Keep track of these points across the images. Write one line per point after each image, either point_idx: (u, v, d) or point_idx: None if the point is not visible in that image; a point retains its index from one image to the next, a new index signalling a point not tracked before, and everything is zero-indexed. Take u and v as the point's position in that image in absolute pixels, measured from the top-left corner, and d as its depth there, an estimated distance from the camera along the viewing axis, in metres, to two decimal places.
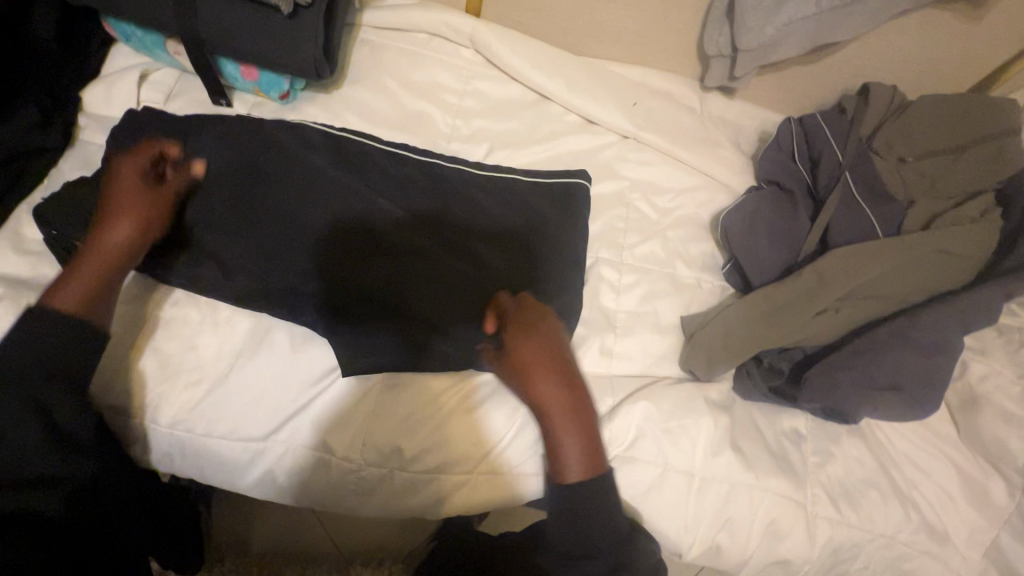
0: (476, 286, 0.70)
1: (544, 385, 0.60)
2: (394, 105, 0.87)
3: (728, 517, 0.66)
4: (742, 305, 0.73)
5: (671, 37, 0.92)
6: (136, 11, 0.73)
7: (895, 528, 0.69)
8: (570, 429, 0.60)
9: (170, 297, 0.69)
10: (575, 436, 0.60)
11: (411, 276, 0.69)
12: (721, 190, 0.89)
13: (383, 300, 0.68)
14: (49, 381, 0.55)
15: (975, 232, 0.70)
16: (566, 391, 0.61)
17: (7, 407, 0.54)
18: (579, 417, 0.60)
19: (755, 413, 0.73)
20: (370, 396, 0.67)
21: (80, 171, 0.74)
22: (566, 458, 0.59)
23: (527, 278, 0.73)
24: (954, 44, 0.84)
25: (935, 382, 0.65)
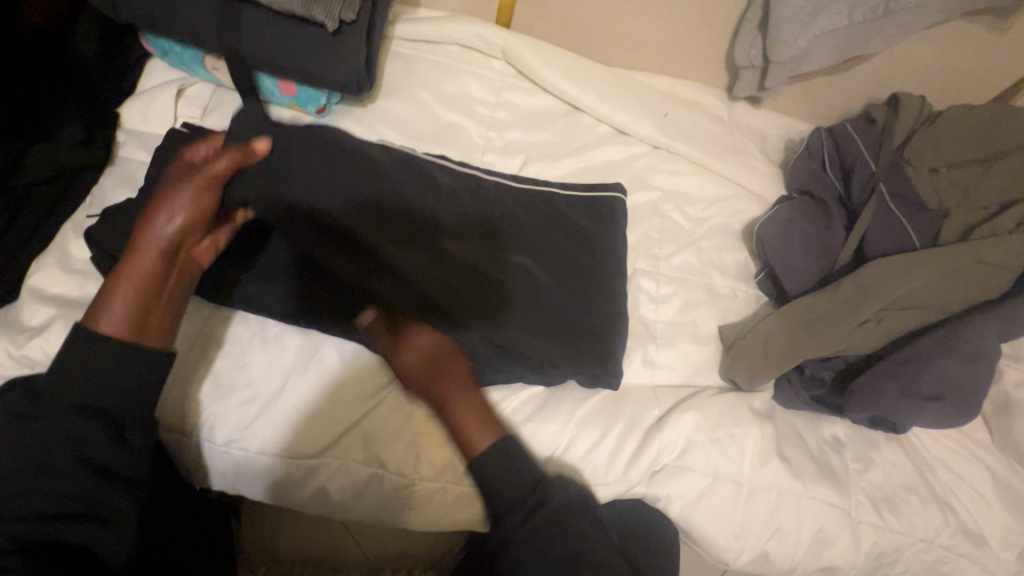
0: (473, 284, 0.70)
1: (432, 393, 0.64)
2: (428, 118, 0.88)
3: (776, 524, 0.67)
4: (783, 316, 0.74)
5: (701, 48, 0.93)
6: (178, 27, 0.73)
7: (934, 533, 0.71)
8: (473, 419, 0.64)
9: (219, 315, 0.69)
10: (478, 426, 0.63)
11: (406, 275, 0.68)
12: (752, 199, 0.91)
13: (395, 298, 0.66)
14: (86, 411, 0.54)
15: (1019, 242, 0.70)
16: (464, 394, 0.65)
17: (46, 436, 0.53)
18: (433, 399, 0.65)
19: (797, 420, 0.74)
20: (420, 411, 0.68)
21: (123, 188, 0.74)
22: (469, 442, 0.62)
23: (553, 283, 0.73)
24: (980, 55, 0.86)
25: (975, 390, 0.67)
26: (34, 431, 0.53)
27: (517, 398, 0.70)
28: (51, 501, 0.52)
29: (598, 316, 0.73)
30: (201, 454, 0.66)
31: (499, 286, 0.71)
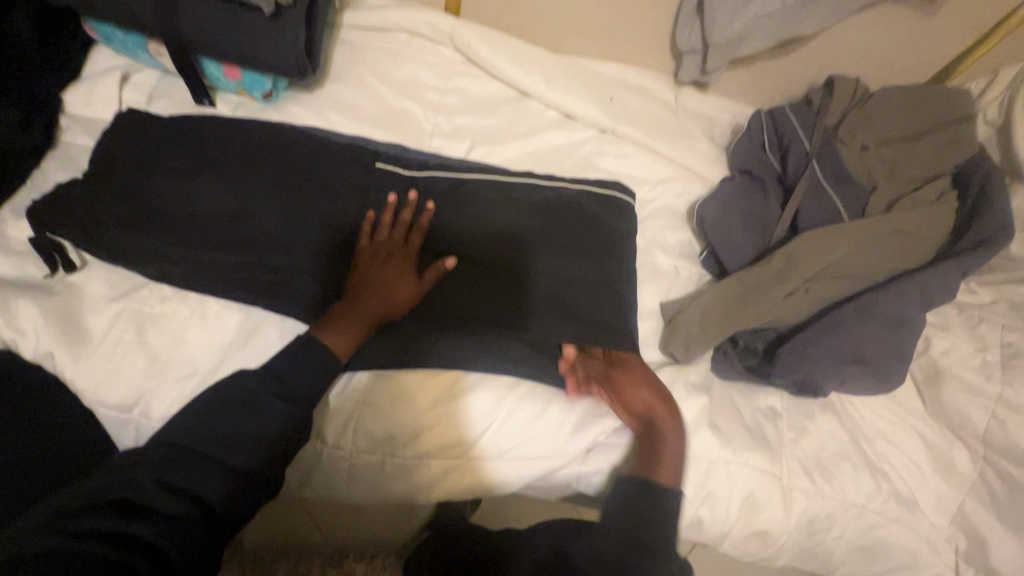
0: (479, 279, 0.74)
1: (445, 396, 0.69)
2: (377, 104, 0.89)
3: (709, 491, 0.69)
4: (718, 288, 0.76)
5: (646, 33, 0.95)
6: (117, 12, 0.74)
7: (866, 498, 0.73)
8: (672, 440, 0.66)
9: (158, 294, 0.69)
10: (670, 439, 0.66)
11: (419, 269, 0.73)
12: (697, 180, 0.92)
13: None
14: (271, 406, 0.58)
15: (933, 214, 0.75)
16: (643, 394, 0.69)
17: (250, 422, 0.57)
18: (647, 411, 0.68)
19: (733, 392, 0.76)
20: (355, 390, 0.68)
21: (66, 172, 0.74)
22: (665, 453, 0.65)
23: (515, 270, 0.75)
24: (911, 38, 0.89)
25: (896, 355, 0.70)
26: (219, 410, 0.58)
27: (487, 384, 0.70)
28: (209, 474, 0.54)
29: (586, 284, 0.75)
30: (137, 436, 0.64)
31: (504, 276, 0.74)
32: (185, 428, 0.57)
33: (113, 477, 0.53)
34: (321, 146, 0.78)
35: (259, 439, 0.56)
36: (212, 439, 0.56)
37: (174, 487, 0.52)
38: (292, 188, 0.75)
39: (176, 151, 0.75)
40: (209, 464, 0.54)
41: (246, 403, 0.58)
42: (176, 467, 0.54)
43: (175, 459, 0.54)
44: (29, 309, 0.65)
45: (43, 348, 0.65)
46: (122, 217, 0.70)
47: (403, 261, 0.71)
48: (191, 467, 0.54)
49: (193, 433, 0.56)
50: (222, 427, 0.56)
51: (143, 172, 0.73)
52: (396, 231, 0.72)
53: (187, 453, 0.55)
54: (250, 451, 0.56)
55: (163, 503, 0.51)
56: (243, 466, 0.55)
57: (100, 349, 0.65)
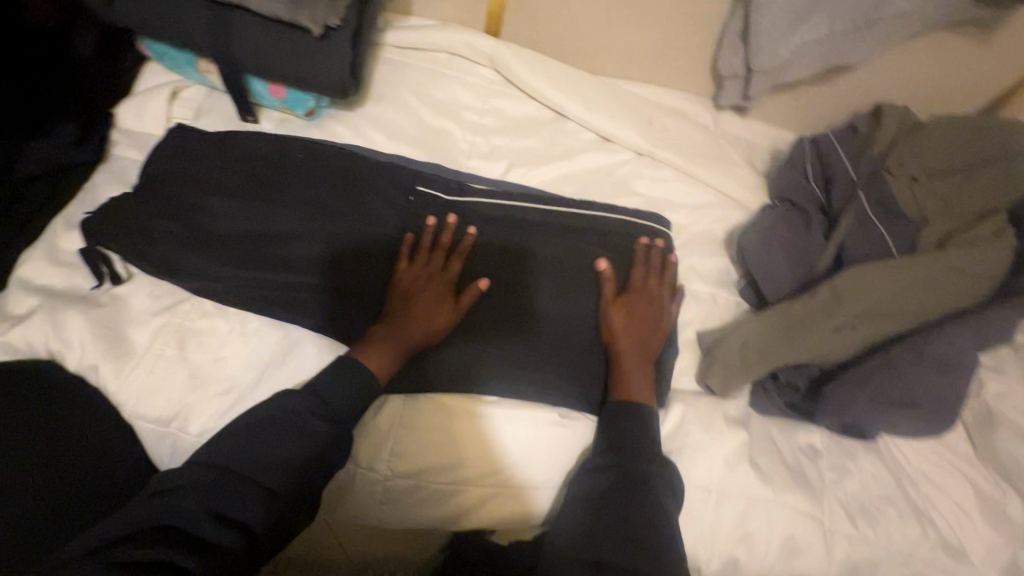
0: (515, 304, 0.73)
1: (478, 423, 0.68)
2: (415, 123, 0.90)
3: (746, 531, 0.67)
4: (760, 322, 0.74)
5: (687, 57, 0.94)
6: (170, 32, 0.76)
7: (912, 546, 0.70)
8: (639, 368, 0.70)
9: (199, 309, 0.70)
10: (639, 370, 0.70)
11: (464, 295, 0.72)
12: (736, 207, 0.91)
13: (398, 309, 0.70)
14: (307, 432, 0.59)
15: (991, 252, 0.71)
16: (634, 311, 0.73)
17: (287, 446, 0.57)
18: (634, 320, 0.72)
19: (771, 428, 0.74)
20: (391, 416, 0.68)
21: (115, 186, 0.76)
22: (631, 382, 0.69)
23: (552, 295, 0.74)
24: (964, 66, 0.86)
25: (949, 399, 0.67)
26: (257, 434, 0.58)
27: (523, 413, 0.69)
28: (248, 499, 0.54)
29: (623, 312, 0.74)
30: (174, 450, 0.65)
31: (542, 303, 0.73)
32: (221, 450, 0.57)
33: (158, 501, 0.53)
34: (362, 165, 0.79)
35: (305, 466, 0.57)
36: (250, 463, 0.56)
37: (213, 511, 0.52)
38: (333, 207, 0.75)
39: (221, 168, 0.77)
40: (257, 489, 0.55)
41: (284, 423, 0.58)
42: (224, 493, 0.54)
43: (218, 488, 0.54)
44: (75, 320, 0.66)
45: (88, 360, 0.66)
46: (168, 232, 0.71)
47: (443, 286, 0.70)
48: (235, 493, 0.54)
49: (229, 455, 0.56)
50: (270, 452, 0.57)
51: (189, 189, 0.74)
52: (437, 255, 0.72)
53: (225, 476, 0.55)
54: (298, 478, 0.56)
55: (204, 527, 0.51)
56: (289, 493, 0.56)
57: (141, 363, 0.66)
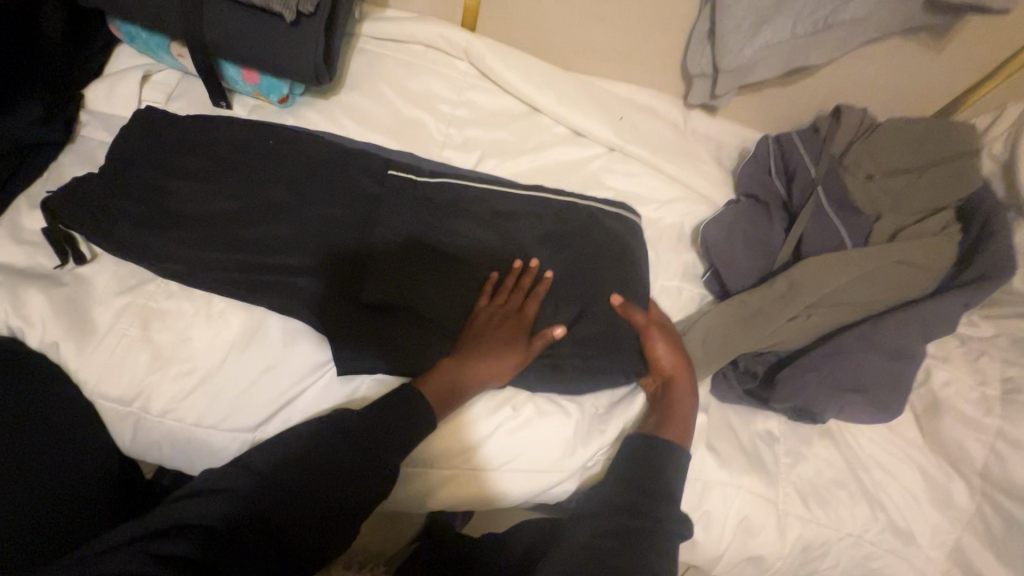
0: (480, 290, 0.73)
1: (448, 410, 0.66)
2: (389, 113, 0.90)
3: (703, 512, 0.69)
4: (719, 311, 0.76)
5: (658, 56, 0.96)
6: (142, 14, 0.76)
7: (861, 527, 0.72)
8: (687, 399, 0.70)
9: (165, 290, 0.70)
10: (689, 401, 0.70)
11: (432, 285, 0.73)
12: (703, 202, 0.93)
13: (362, 294, 0.70)
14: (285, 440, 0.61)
15: (935, 246, 0.75)
16: (662, 335, 0.73)
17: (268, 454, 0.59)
18: (673, 344, 0.73)
19: (730, 414, 0.76)
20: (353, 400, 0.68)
21: (82, 166, 0.76)
22: (683, 420, 0.69)
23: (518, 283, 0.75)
24: (919, 70, 0.90)
25: (895, 385, 0.70)
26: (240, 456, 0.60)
27: (490, 396, 0.70)
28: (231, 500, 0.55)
29: (587, 300, 0.75)
30: (135, 427, 0.66)
31: None
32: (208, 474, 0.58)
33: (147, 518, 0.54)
34: (333, 152, 0.80)
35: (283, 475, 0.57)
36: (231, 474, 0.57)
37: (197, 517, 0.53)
38: (302, 192, 0.76)
39: (191, 151, 0.77)
40: (235, 501, 0.55)
41: None
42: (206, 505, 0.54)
43: (211, 492, 0.56)
44: (36, 298, 0.66)
45: (49, 338, 0.65)
46: (134, 212, 0.71)
47: (516, 326, 0.70)
48: (221, 498, 0.55)
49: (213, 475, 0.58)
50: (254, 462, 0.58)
51: (157, 170, 0.74)
52: (516, 295, 0.72)
53: (208, 488, 0.56)
54: (276, 487, 0.56)
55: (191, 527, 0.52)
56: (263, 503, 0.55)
57: (103, 342, 0.66)
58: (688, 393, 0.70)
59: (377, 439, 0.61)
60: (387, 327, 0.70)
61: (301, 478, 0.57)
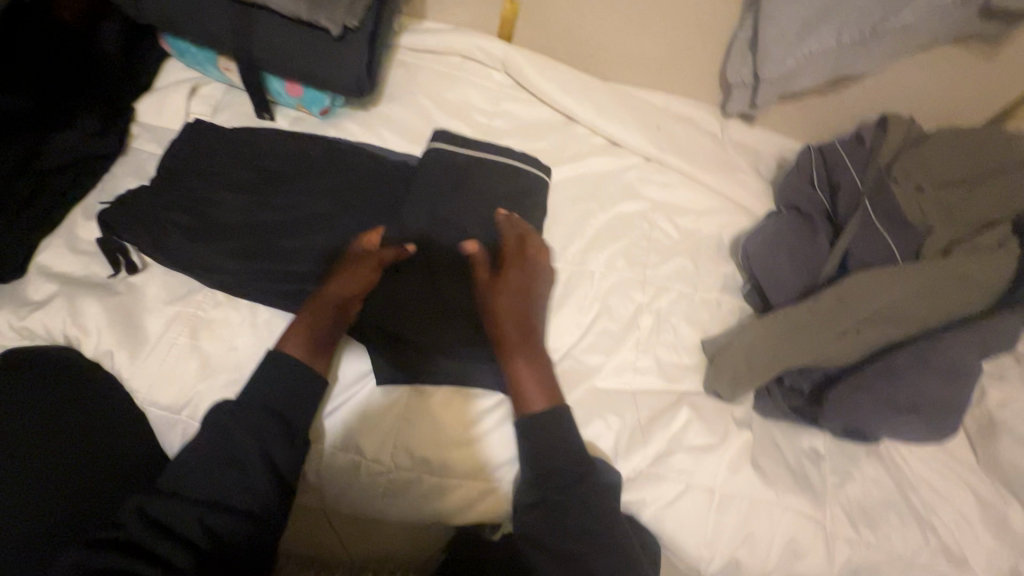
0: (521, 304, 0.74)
1: (444, 389, 0.71)
2: (426, 122, 0.91)
3: (749, 532, 0.67)
4: (762, 325, 0.75)
5: (696, 64, 0.95)
6: (191, 30, 0.78)
7: (914, 552, 0.70)
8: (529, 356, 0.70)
9: (212, 299, 0.72)
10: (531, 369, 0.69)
11: (414, 281, 0.74)
12: (742, 213, 0.92)
13: (400, 309, 0.72)
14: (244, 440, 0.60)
15: (996, 260, 0.72)
16: (518, 280, 0.73)
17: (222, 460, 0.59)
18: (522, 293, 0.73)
19: (775, 430, 0.75)
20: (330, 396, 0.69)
21: (134, 178, 0.78)
22: (526, 388, 0.68)
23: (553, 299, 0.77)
24: (969, 77, 0.87)
25: (953, 405, 0.68)
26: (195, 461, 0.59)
27: None
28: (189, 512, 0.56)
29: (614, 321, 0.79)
30: (183, 438, 0.66)
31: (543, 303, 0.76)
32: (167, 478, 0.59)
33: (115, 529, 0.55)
34: (374, 164, 0.81)
35: (219, 488, 0.58)
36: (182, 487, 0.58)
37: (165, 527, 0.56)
38: (344, 204, 0.77)
39: (238, 162, 0.78)
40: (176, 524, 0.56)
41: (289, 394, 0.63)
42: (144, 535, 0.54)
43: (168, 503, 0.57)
44: (92, 307, 0.68)
45: (103, 347, 0.67)
46: (183, 223, 0.73)
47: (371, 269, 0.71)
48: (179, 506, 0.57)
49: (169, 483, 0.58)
50: (184, 482, 0.58)
51: (205, 181, 0.76)
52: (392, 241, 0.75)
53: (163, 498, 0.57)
54: (219, 501, 0.58)
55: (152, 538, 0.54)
56: (208, 519, 0.57)
57: (155, 350, 0.68)
58: (520, 353, 0.69)
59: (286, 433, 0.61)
60: (429, 339, 0.72)
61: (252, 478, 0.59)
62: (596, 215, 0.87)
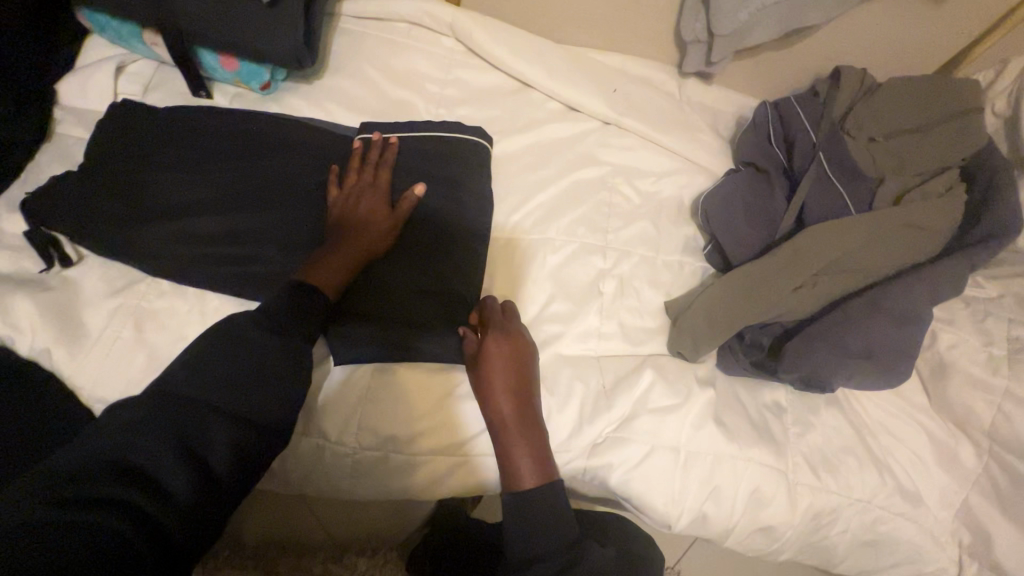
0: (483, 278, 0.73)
1: (409, 370, 0.70)
2: (375, 94, 0.87)
3: (714, 485, 0.69)
4: (723, 283, 0.75)
5: (650, 23, 0.93)
6: (110, 2, 0.72)
7: (871, 493, 0.72)
8: (520, 436, 0.65)
9: (155, 289, 0.69)
10: (525, 444, 0.65)
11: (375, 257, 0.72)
12: (701, 172, 0.91)
13: (357, 292, 0.69)
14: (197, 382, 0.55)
15: (943, 207, 0.74)
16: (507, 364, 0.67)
17: (180, 397, 0.53)
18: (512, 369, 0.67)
19: (737, 386, 0.76)
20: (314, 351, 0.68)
21: (61, 165, 0.73)
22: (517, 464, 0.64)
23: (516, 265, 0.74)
24: (918, 26, 0.87)
25: (903, 350, 0.70)
26: (150, 403, 0.53)
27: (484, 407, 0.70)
28: (145, 446, 0.50)
29: (579, 288, 0.79)
30: None
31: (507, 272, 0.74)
32: (108, 424, 0.52)
33: (53, 470, 0.47)
34: (322, 139, 0.78)
35: (146, 453, 0.49)
36: (131, 429, 0.51)
37: (119, 461, 0.48)
38: (293, 182, 0.74)
39: (174, 142, 0.74)
40: (73, 489, 0.45)
41: (240, 340, 0.57)
42: (35, 497, 0.45)
43: (117, 444, 0.49)
44: (23, 304, 0.64)
45: (39, 345, 0.64)
46: (116, 209, 0.69)
47: (379, 198, 0.72)
48: (132, 440, 0.50)
49: (112, 427, 0.51)
50: (111, 440, 0.50)
51: (138, 164, 0.72)
52: (365, 166, 0.75)
53: (112, 436, 0.50)
54: (158, 473, 0.49)
55: (107, 470, 0.47)
56: (108, 493, 0.46)
57: (97, 345, 0.65)
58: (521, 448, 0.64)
59: (214, 384, 0.54)
60: (391, 316, 0.70)
61: (218, 404, 0.54)
62: (554, 182, 0.85)
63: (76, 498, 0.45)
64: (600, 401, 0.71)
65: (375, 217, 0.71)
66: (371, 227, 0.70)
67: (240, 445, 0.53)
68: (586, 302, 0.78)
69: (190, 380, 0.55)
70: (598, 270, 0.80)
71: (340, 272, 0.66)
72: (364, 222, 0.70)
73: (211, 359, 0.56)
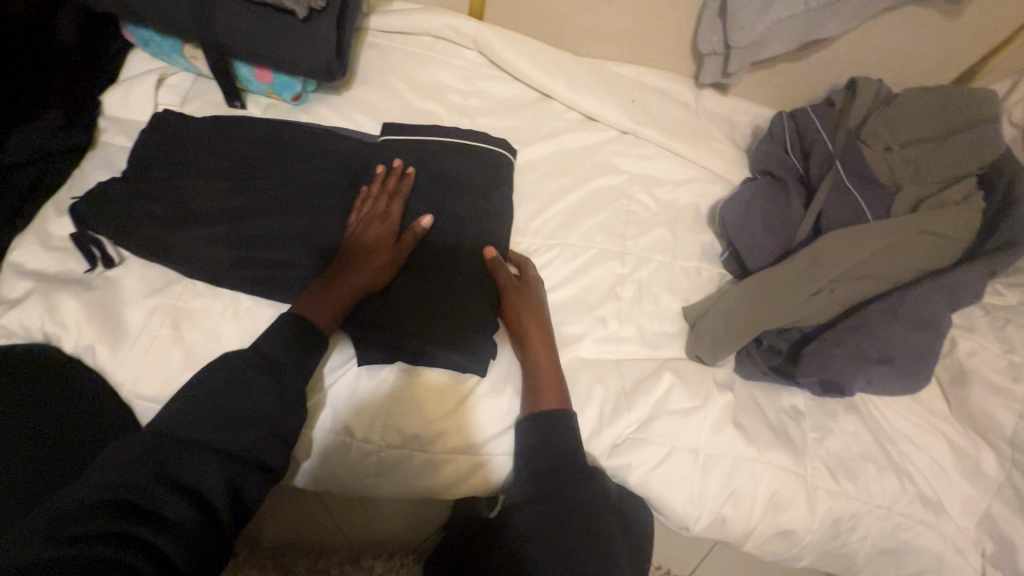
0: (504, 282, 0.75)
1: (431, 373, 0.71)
2: (401, 104, 0.90)
3: (733, 489, 0.70)
4: (740, 290, 0.76)
5: (667, 36, 0.96)
6: (155, 18, 0.76)
7: (892, 500, 0.72)
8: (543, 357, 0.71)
9: (192, 290, 0.72)
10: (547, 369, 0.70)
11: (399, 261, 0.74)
12: (718, 181, 0.93)
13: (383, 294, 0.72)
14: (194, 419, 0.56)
15: (962, 214, 0.74)
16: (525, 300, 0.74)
17: (178, 431, 0.55)
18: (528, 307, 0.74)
19: (755, 391, 0.77)
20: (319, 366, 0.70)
21: (104, 171, 0.77)
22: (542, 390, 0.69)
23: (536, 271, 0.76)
24: (934, 37, 0.89)
25: (922, 356, 0.70)
26: (148, 439, 0.54)
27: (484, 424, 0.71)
28: (147, 478, 0.51)
29: (599, 293, 0.80)
30: None
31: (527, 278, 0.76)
32: (107, 458, 0.53)
33: (53, 510, 0.48)
34: (350, 149, 0.81)
35: (147, 485, 0.51)
36: (130, 464, 0.52)
37: (121, 496, 0.50)
38: (322, 188, 0.77)
39: (210, 151, 0.78)
40: (76, 526, 0.47)
41: (261, 360, 0.61)
42: (37, 540, 0.46)
43: (119, 478, 0.51)
44: (69, 302, 0.67)
45: (84, 341, 0.67)
46: (154, 213, 0.72)
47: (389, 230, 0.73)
48: (134, 474, 0.51)
49: (111, 461, 0.53)
50: (112, 475, 0.51)
51: (175, 171, 0.75)
52: (382, 195, 0.76)
53: (111, 470, 0.52)
54: (165, 505, 0.51)
55: (108, 506, 0.49)
56: (115, 526, 0.48)
57: (137, 342, 0.68)
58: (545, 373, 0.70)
59: (225, 411, 0.57)
60: (414, 318, 0.72)
61: (220, 436, 0.56)
62: (573, 190, 0.88)
63: (84, 533, 0.47)
64: (619, 403, 0.72)
65: (380, 252, 0.72)
66: (373, 263, 0.71)
67: (238, 476, 0.55)
68: (604, 307, 0.79)
69: (191, 413, 0.57)
70: (617, 276, 0.82)
71: (335, 309, 0.68)
72: (367, 257, 0.71)
73: (217, 385, 0.59)
